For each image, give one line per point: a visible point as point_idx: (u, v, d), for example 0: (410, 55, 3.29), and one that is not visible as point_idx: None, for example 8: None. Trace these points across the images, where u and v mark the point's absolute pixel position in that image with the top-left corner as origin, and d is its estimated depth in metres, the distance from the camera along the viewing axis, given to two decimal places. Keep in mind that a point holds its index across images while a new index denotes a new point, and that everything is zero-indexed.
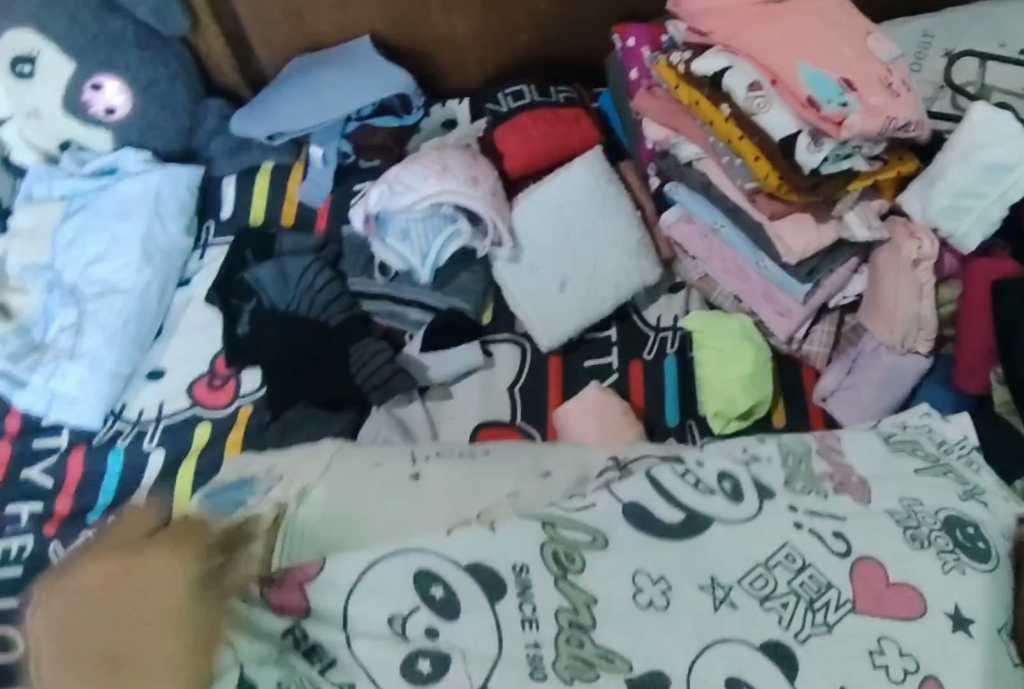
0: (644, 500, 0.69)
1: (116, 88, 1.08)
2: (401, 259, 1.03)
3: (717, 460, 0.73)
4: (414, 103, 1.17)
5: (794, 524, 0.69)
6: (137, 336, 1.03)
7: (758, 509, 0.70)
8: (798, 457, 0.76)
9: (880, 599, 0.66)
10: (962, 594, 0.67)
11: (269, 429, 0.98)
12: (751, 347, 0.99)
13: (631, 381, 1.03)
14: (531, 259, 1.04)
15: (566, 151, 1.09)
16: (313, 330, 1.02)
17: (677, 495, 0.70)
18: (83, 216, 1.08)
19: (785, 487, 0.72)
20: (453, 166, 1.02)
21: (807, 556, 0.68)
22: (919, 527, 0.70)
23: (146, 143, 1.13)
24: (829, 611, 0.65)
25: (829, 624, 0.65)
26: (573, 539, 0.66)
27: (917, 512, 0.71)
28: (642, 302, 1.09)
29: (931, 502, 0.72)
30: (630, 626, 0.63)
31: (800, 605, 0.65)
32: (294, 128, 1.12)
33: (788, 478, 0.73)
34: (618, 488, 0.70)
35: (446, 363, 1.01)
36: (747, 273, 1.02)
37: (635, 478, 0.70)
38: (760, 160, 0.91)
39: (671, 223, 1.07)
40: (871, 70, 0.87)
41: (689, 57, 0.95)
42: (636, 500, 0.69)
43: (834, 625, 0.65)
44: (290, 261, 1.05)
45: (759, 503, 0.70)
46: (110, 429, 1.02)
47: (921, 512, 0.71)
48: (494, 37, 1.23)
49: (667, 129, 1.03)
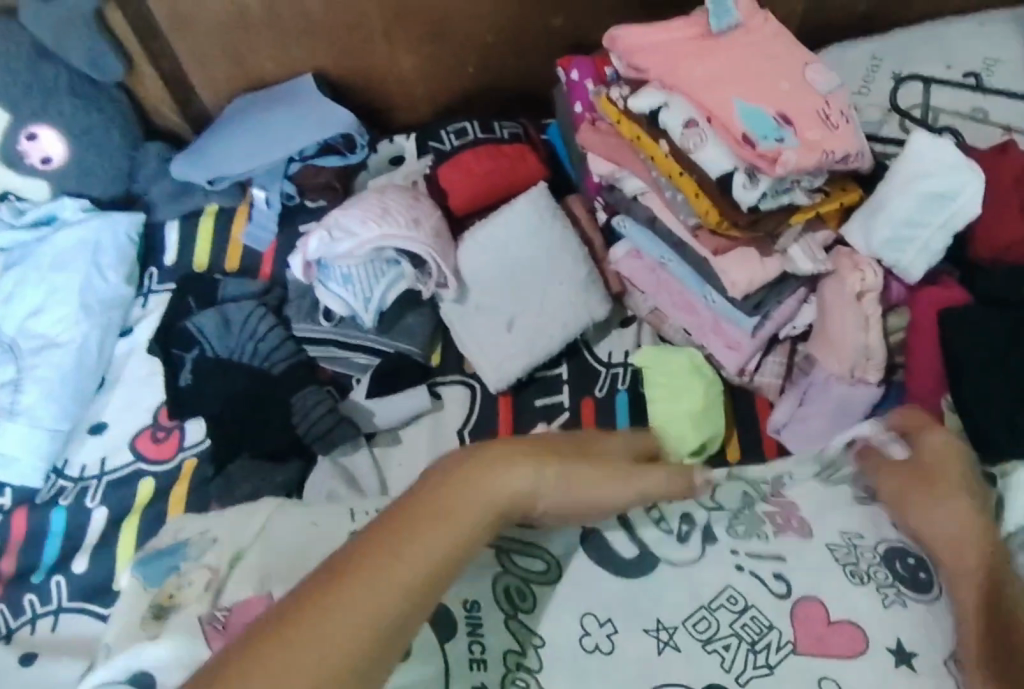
0: (599, 541, 0.69)
1: (52, 137, 1.06)
2: (344, 304, 1.01)
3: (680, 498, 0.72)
4: (358, 141, 1.15)
5: (735, 566, 0.68)
6: (77, 390, 1.01)
7: (704, 551, 0.69)
8: (746, 501, 0.74)
9: (821, 640, 0.64)
10: (903, 627, 0.64)
11: (213, 483, 0.96)
12: (701, 383, 0.98)
13: (582, 420, 1.01)
14: (476, 299, 1.03)
15: (510, 187, 1.08)
16: (255, 379, 1.00)
17: (633, 534, 0.69)
18: (21, 268, 1.05)
19: (729, 530, 0.71)
20: (394, 208, 1.00)
21: (748, 597, 0.66)
22: (858, 562, 0.68)
23: (86, 192, 1.11)
24: (770, 653, 0.63)
25: (769, 666, 0.63)
26: (525, 571, 0.67)
27: (858, 547, 0.69)
28: (593, 337, 1.07)
29: (875, 535, 0.70)
30: (572, 672, 0.63)
31: (741, 647, 0.64)
32: (235, 171, 1.11)
33: (734, 519, 0.72)
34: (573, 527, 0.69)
35: (392, 409, 1.00)
36: (695, 307, 1.00)
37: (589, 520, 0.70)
38: (700, 196, 0.89)
39: (620, 257, 1.06)
40: (808, 105, 0.86)
41: (627, 93, 0.95)
42: (594, 543, 0.69)
43: (776, 666, 0.63)
44: (233, 309, 1.04)
45: (705, 544, 0.69)
46: (53, 487, 1.00)
47: (863, 546, 0.69)
48: (440, 71, 1.22)
49: (611, 163, 1.02)
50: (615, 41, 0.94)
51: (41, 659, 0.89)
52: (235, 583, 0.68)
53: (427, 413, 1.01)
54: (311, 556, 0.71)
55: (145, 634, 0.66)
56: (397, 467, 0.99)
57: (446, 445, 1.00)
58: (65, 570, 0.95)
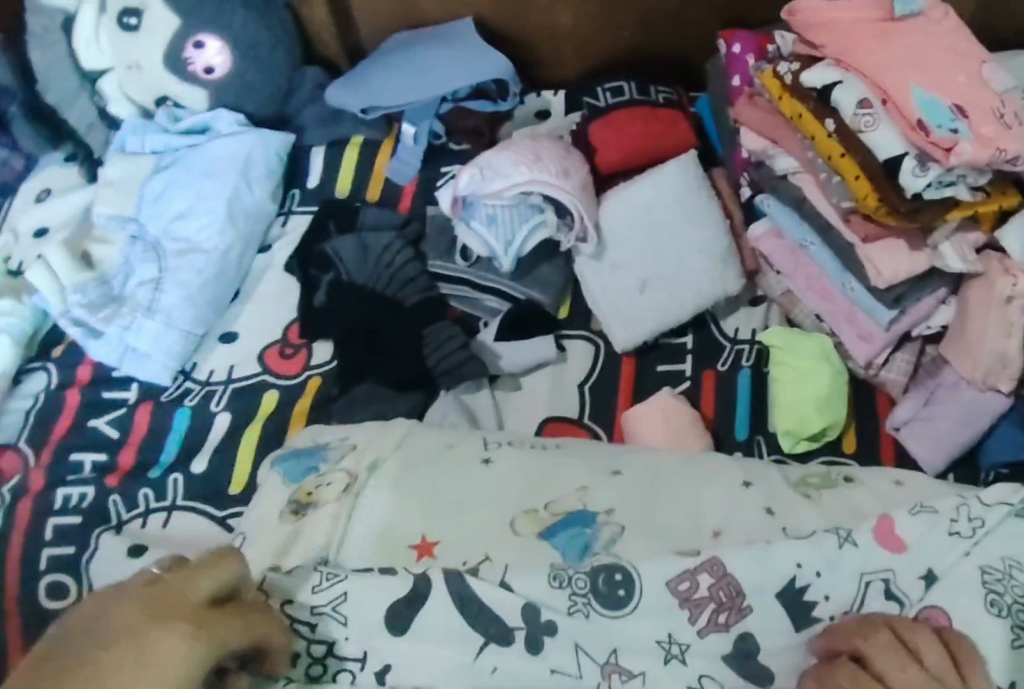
0: (646, 502, 0.75)
1: (217, 48, 1.09)
2: (483, 244, 1.03)
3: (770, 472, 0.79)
4: (511, 90, 1.16)
5: (803, 498, 0.76)
6: (214, 297, 1.04)
7: (762, 493, 0.76)
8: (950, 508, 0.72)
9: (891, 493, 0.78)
10: None
11: (336, 401, 0.98)
12: (830, 370, 0.97)
13: (703, 390, 1.01)
14: (613, 257, 1.04)
15: (659, 152, 1.09)
16: (390, 306, 1.03)
17: (720, 464, 0.79)
18: (171, 172, 1.09)
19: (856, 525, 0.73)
20: (546, 156, 1.02)
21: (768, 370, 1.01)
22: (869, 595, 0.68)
23: (240, 107, 1.13)
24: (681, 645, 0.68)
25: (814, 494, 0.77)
26: (639, 471, 0.77)
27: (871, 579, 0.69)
28: (721, 311, 1.06)
29: (911, 569, 0.69)
30: (680, 484, 0.77)
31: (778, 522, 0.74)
32: (388, 104, 1.14)
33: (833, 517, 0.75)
34: (650, 501, 0.75)
35: (519, 354, 1.01)
36: (831, 294, 1.00)
37: (656, 496, 0.75)
38: (860, 180, 0.89)
39: (759, 235, 1.05)
40: (984, 99, 0.84)
41: (797, 68, 0.94)
42: (640, 500, 0.75)
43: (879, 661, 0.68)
44: (371, 236, 1.06)
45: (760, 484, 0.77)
46: (180, 387, 1.02)
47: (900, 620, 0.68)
48: (596, 33, 1.22)
49: (765, 140, 1.01)
50: (797, 12, 0.93)
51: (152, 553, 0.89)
52: (374, 494, 0.74)
53: (550, 363, 1.02)
54: (451, 476, 0.75)
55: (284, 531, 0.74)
56: (515, 411, 1.01)
57: (566, 397, 1.01)
58: (184, 470, 0.96)
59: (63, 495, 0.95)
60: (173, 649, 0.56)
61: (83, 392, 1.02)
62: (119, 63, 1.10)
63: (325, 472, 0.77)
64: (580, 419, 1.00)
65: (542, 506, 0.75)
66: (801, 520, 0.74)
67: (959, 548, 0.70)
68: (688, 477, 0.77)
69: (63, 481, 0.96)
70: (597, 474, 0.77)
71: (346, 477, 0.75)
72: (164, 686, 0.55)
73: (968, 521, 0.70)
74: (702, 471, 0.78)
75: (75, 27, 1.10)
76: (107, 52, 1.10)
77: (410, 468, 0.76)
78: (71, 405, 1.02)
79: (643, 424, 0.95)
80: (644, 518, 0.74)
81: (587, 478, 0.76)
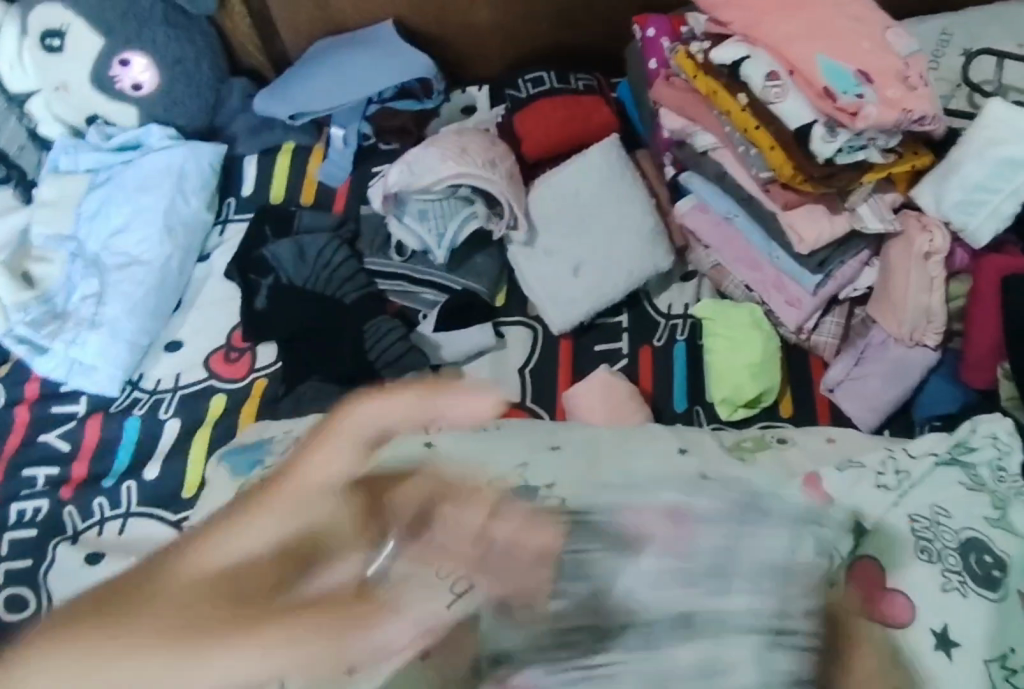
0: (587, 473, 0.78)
1: (143, 64, 1.11)
2: (418, 238, 1.06)
3: (702, 437, 0.83)
4: (435, 87, 1.19)
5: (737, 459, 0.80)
6: (156, 308, 1.05)
7: (697, 458, 0.80)
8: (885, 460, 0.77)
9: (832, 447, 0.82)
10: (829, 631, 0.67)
11: (283, 399, 1.00)
12: (761, 336, 1.00)
13: (641, 366, 1.04)
14: (545, 243, 1.06)
15: (583, 138, 1.11)
16: (329, 304, 1.05)
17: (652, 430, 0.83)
18: (106, 189, 1.10)
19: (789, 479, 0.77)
20: (472, 149, 1.04)
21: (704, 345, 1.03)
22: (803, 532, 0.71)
23: (170, 121, 1.15)
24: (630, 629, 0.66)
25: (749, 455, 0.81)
26: (579, 445, 0.81)
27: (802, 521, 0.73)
28: (654, 289, 1.09)
29: (847, 512, 0.74)
30: (619, 453, 0.80)
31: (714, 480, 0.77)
32: (315, 109, 1.16)
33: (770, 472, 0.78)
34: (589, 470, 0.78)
35: (458, 343, 1.04)
36: (758, 263, 1.02)
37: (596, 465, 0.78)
38: (775, 150, 0.91)
39: (685, 211, 1.08)
40: (888, 64, 0.87)
41: (708, 46, 0.96)
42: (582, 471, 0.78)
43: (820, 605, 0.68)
44: (308, 240, 1.08)
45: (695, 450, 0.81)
46: (128, 397, 1.03)
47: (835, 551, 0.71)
48: (517, 27, 1.24)
49: (683, 118, 1.03)
50: None
51: (108, 558, 0.91)
52: None
53: (490, 350, 1.05)
54: (395, 456, 0.77)
55: None
56: None
57: (508, 381, 1.04)
58: (136, 477, 0.97)
59: (19, 511, 0.96)
60: (261, 537, 0.51)
61: (32, 409, 1.03)
62: (47, 84, 1.12)
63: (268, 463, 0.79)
64: (524, 402, 1.02)
65: (484, 484, 0.76)
66: (733, 481, 0.77)
67: (886, 498, 0.74)
68: (624, 447, 0.81)
69: (18, 496, 0.97)
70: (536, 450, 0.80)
71: (290, 462, 0.77)
72: (161, 616, 0.46)
73: (893, 473, 0.76)
74: (637, 438, 0.82)
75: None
76: (33, 74, 1.12)
77: (356, 455, 0.78)
78: (22, 423, 1.03)
79: (583, 401, 0.97)
80: (588, 491, 0.76)
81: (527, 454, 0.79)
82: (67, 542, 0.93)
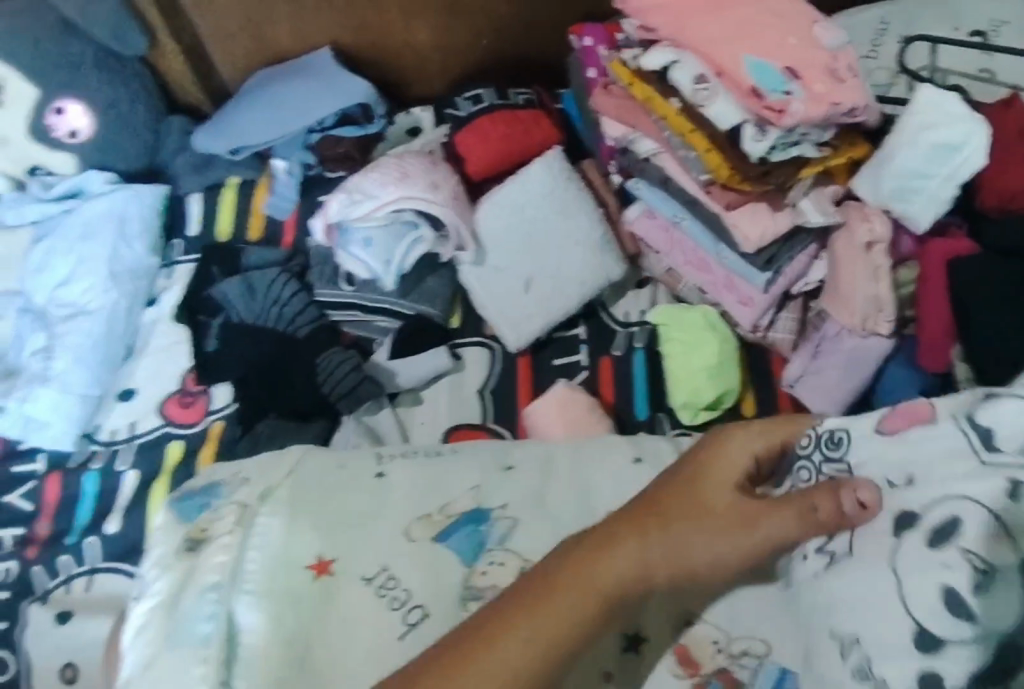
0: (544, 493, 0.73)
1: (79, 111, 1.11)
2: (366, 268, 1.05)
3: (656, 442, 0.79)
4: (376, 112, 1.19)
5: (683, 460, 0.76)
6: (107, 356, 1.04)
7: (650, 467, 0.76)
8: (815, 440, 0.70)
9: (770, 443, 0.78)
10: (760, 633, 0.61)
11: (240, 441, 0.99)
12: (716, 337, 0.99)
13: (600, 377, 1.03)
14: (494, 261, 1.06)
15: (524, 153, 1.12)
16: (281, 341, 1.03)
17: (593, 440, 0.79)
18: (49, 240, 1.09)
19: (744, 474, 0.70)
20: (412, 172, 1.04)
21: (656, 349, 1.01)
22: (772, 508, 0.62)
23: (111, 166, 1.15)
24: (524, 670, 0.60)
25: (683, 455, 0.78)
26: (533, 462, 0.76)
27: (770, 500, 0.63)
28: (609, 298, 1.09)
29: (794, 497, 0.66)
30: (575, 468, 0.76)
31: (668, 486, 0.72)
32: (255, 141, 1.15)
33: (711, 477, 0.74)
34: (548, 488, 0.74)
35: (413, 368, 1.03)
36: (709, 264, 1.01)
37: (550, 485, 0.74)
38: (711, 152, 0.91)
39: (634, 218, 1.07)
40: (816, 60, 0.87)
41: (638, 53, 0.96)
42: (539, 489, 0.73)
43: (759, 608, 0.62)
44: (256, 276, 1.07)
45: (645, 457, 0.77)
46: (86, 451, 1.02)
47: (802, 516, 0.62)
48: (454, 46, 1.24)
49: (624, 125, 1.03)
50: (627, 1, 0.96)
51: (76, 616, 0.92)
52: (268, 516, 0.69)
53: (448, 373, 1.04)
54: (346, 490, 0.72)
55: (179, 567, 0.68)
56: (420, 425, 1.02)
57: (467, 403, 1.03)
58: (99, 531, 0.97)
59: None
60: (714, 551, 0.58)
61: None
62: None
63: (219, 507, 0.72)
64: (485, 423, 1.01)
65: (436, 509, 0.71)
66: None
67: None
68: (579, 462, 0.76)
69: None
70: (494, 470, 0.75)
71: (237, 507, 0.70)
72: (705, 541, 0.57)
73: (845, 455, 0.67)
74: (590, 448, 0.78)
75: None
76: None
77: (303, 494, 0.71)
78: None
79: (540, 417, 0.97)
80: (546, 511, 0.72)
81: (483, 475, 0.74)
82: (39, 602, 0.93)
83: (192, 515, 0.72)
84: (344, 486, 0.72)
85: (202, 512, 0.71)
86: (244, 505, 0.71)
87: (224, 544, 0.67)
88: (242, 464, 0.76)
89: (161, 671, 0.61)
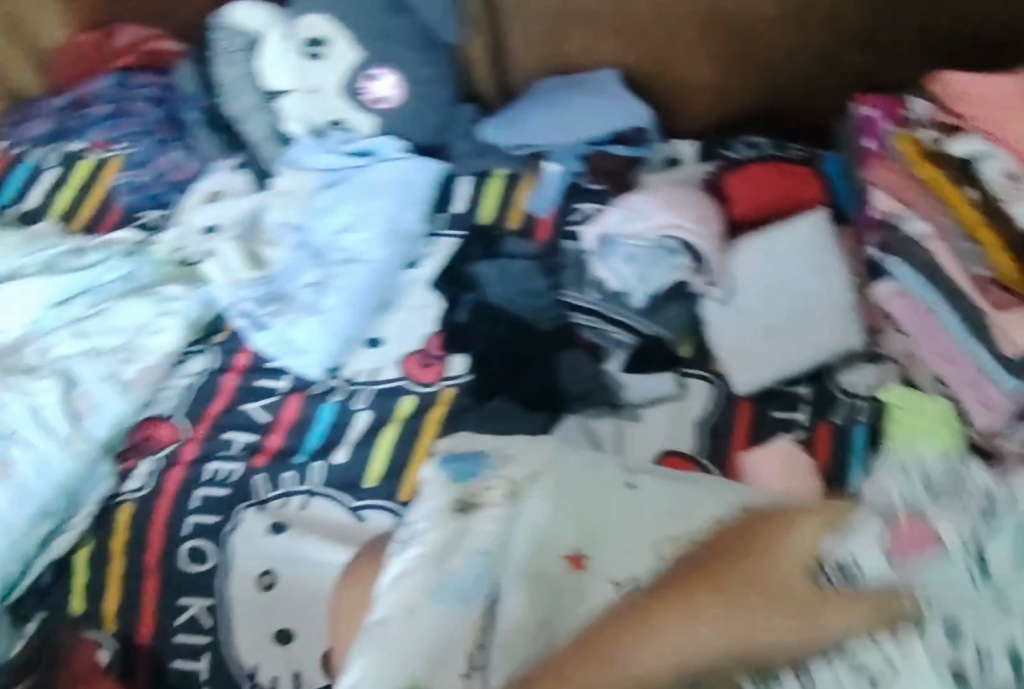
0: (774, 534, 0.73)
1: (391, 82, 1.20)
2: (621, 281, 1.11)
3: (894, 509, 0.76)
4: (651, 136, 1.25)
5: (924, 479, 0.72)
6: (368, 303, 1.13)
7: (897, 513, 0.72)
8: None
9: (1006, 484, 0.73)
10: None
11: (468, 410, 1.06)
12: (951, 431, 0.95)
13: (817, 439, 1.02)
14: (742, 302, 1.10)
15: (794, 206, 1.16)
16: (523, 331, 1.09)
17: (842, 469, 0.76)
18: (339, 189, 1.19)
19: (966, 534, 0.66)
20: (684, 202, 1.11)
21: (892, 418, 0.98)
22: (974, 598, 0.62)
23: (403, 135, 1.24)
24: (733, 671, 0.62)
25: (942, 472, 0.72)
26: (768, 502, 0.78)
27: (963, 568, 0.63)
28: (839, 365, 1.06)
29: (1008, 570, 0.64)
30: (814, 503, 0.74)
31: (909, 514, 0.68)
32: (536, 142, 1.23)
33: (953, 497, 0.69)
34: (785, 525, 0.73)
35: (643, 387, 1.07)
36: (954, 355, 0.99)
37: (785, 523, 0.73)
38: (1004, 251, 0.94)
39: (886, 296, 1.04)
40: None
41: (938, 135, 1.02)
42: (769, 524, 0.74)
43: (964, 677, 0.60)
44: (512, 263, 1.14)
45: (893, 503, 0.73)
46: (327, 384, 1.10)
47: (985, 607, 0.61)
48: (733, 90, 1.28)
49: (897, 202, 1.04)
50: (946, 79, 1.06)
51: (290, 531, 0.98)
52: (534, 505, 0.77)
53: (670, 398, 1.06)
54: (604, 494, 0.78)
55: (451, 518, 0.77)
56: (635, 442, 1.04)
57: (683, 431, 1.04)
58: (325, 459, 1.04)
59: (215, 470, 1.04)
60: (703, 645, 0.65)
61: (238, 378, 1.11)
62: (302, 87, 1.23)
63: (485, 477, 0.81)
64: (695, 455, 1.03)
65: (678, 528, 0.76)
66: None
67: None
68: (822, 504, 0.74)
69: (217, 455, 1.05)
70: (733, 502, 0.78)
71: (508, 486, 0.79)
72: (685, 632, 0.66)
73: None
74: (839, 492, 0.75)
75: (263, 50, 1.22)
76: (292, 76, 1.23)
77: (567, 489, 0.78)
78: (227, 389, 1.11)
79: (758, 463, 0.99)
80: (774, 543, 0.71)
81: (720, 507, 0.77)
82: (254, 507, 1.01)
83: (460, 475, 0.81)
84: (601, 492, 0.78)
85: (469, 479, 0.81)
86: (517, 487, 0.79)
87: (493, 515, 0.77)
88: (503, 443, 0.84)
89: (421, 611, 0.71)
